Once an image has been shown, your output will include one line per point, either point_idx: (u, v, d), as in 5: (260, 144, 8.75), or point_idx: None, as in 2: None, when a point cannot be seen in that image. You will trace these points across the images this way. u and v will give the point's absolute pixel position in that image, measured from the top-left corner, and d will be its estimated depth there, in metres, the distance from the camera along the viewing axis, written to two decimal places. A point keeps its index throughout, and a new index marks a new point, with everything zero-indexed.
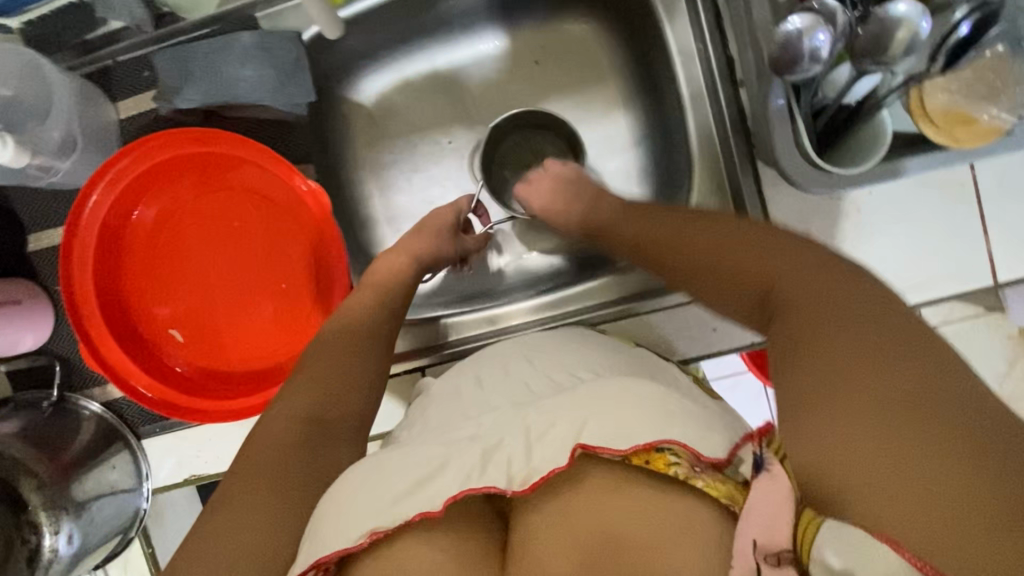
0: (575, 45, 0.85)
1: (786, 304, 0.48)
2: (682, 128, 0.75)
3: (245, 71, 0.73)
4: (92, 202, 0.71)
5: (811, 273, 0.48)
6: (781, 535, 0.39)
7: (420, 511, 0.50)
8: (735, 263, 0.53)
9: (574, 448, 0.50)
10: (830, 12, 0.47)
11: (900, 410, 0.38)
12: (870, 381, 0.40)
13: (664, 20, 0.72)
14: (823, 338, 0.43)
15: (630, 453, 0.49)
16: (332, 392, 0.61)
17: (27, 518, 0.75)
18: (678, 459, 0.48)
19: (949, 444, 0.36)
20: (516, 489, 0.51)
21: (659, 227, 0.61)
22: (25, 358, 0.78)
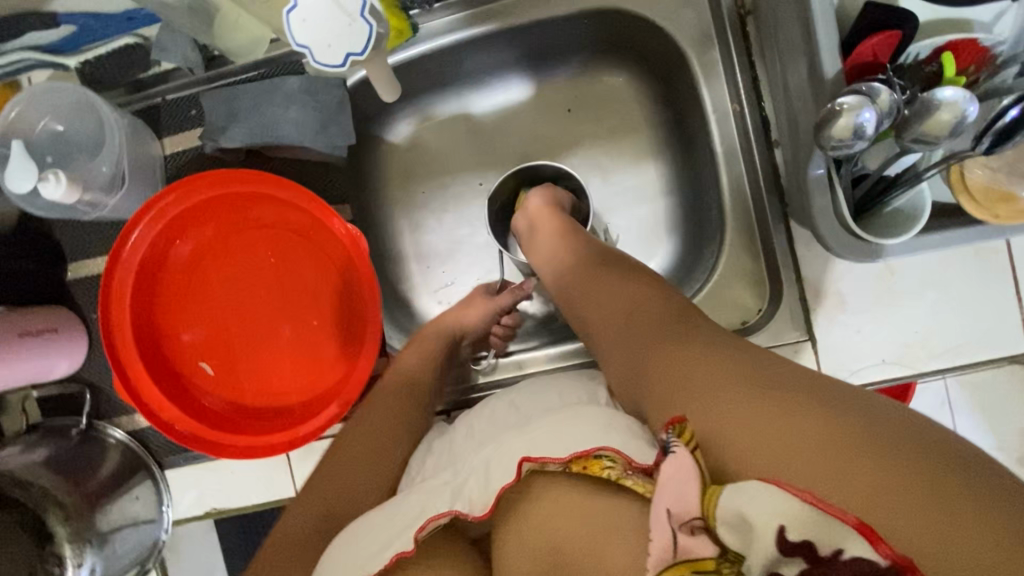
0: (609, 96, 0.86)
1: (671, 337, 0.52)
2: (713, 183, 0.76)
3: (289, 113, 0.75)
4: (133, 237, 0.72)
5: (689, 320, 0.54)
6: (691, 500, 0.37)
7: (397, 551, 0.51)
8: (624, 307, 0.59)
9: (522, 461, 0.50)
10: (876, 93, 0.48)
11: (794, 400, 0.42)
12: (763, 382, 0.44)
13: (701, 81, 0.73)
14: (713, 360, 0.48)
15: (568, 460, 0.49)
16: (363, 451, 0.64)
17: (52, 549, 0.72)
18: (613, 463, 0.48)
19: (832, 416, 0.40)
20: (476, 512, 0.52)
21: (611, 276, 0.63)
22: (57, 384, 0.79)
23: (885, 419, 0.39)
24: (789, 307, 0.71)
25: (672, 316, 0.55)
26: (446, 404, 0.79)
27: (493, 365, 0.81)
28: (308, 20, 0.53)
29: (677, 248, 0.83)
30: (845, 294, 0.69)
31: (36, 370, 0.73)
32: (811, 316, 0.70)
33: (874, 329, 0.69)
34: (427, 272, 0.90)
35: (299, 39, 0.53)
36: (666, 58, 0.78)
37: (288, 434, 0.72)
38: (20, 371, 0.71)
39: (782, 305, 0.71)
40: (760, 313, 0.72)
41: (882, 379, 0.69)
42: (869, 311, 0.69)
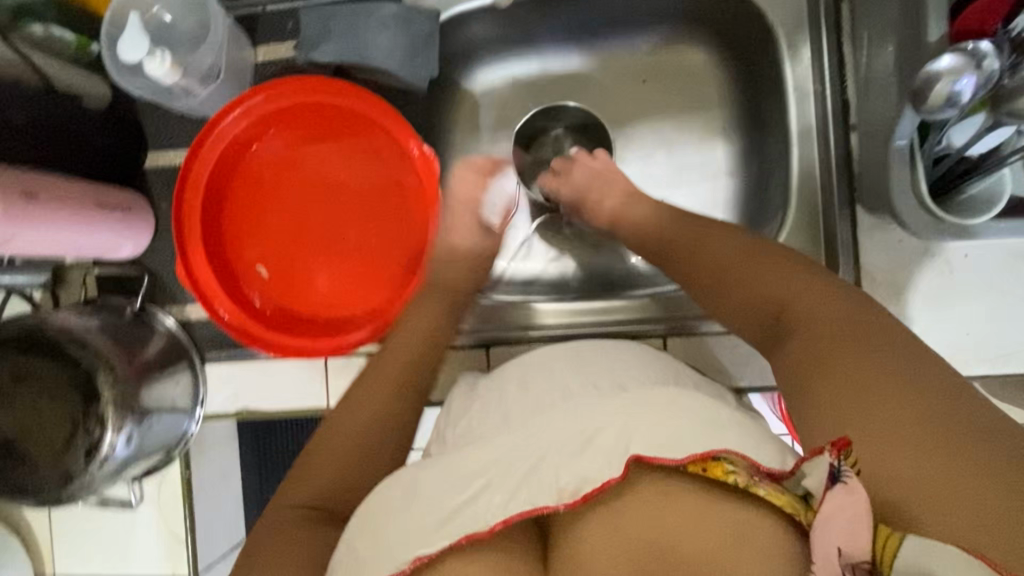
0: (687, 72, 0.87)
1: (803, 317, 0.53)
2: (783, 162, 0.77)
3: (382, 37, 0.78)
4: (221, 127, 0.75)
5: (843, 307, 0.52)
6: (863, 544, 0.39)
7: (466, 533, 0.48)
8: (741, 275, 0.59)
9: (631, 457, 0.49)
10: (981, 56, 0.48)
11: (930, 416, 0.43)
12: (921, 406, 0.44)
13: (786, 58, 0.74)
14: (876, 367, 0.47)
15: (686, 462, 0.48)
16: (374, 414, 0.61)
17: (96, 410, 0.68)
18: (735, 468, 0.48)
19: (978, 441, 0.41)
20: (563, 502, 0.49)
21: (717, 238, 0.64)
22: (118, 265, 0.83)
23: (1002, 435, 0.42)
24: None
25: (817, 296, 0.54)
26: (475, 342, 0.81)
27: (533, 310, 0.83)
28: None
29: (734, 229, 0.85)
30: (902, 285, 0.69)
31: (106, 244, 0.76)
32: None
33: (926, 323, 0.69)
34: None
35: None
36: (754, 36, 0.78)
37: (333, 340, 0.73)
38: (92, 240, 0.74)
39: None
40: None
41: None
42: (923, 304, 0.69)
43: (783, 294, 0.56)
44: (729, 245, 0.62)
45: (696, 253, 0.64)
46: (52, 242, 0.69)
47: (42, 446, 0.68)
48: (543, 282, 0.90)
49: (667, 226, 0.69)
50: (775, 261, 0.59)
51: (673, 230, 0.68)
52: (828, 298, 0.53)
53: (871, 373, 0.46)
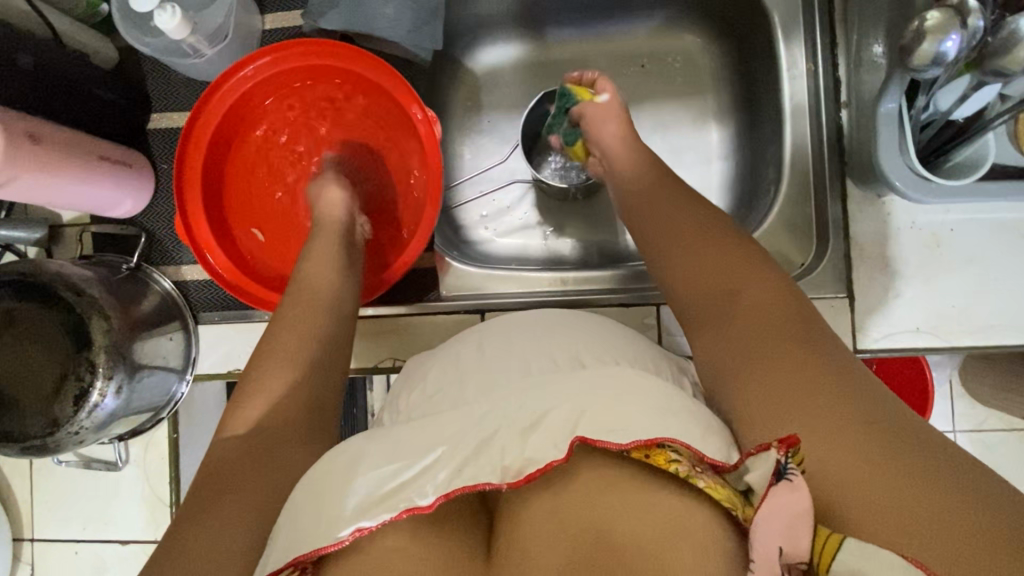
0: (683, 57, 0.89)
1: (751, 308, 0.53)
2: (776, 142, 0.78)
3: (387, 8, 0.80)
4: (228, 86, 0.76)
5: (786, 305, 0.52)
6: (802, 546, 0.39)
7: (406, 508, 0.46)
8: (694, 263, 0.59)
9: (574, 439, 0.46)
10: (968, 13, 0.50)
11: (865, 418, 0.44)
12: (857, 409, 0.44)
13: (781, 38, 0.76)
14: (815, 370, 0.47)
15: (630, 446, 0.46)
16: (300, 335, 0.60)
17: (88, 356, 0.68)
18: (679, 457, 0.45)
19: (911, 444, 0.42)
20: (506, 481, 0.47)
21: (673, 222, 0.63)
22: (115, 224, 0.84)
23: (932, 439, 0.42)
24: (831, 264, 0.72)
25: (765, 291, 0.53)
26: (473, 301, 0.82)
27: (527, 278, 0.84)
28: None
29: (727, 210, 0.86)
30: (889, 259, 0.71)
31: (107, 199, 0.77)
32: (853, 276, 0.71)
33: (913, 297, 0.70)
34: (479, 193, 0.94)
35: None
36: (749, 20, 0.81)
37: None
38: (94, 192, 0.75)
39: (824, 262, 0.72)
40: (802, 267, 0.73)
41: (913, 348, 0.70)
42: (910, 278, 0.70)
43: (736, 286, 0.55)
44: (686, 231, 0.61)
45: (655, 235, 0.64)
46: (55, 188, 0.69)
47: (30, 393, 0.68)
48: (538, 257, 0.91)
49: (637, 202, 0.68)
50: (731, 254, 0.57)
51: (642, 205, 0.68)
52: (774, 295, 0.53)
53: (810, 374, 0.47)
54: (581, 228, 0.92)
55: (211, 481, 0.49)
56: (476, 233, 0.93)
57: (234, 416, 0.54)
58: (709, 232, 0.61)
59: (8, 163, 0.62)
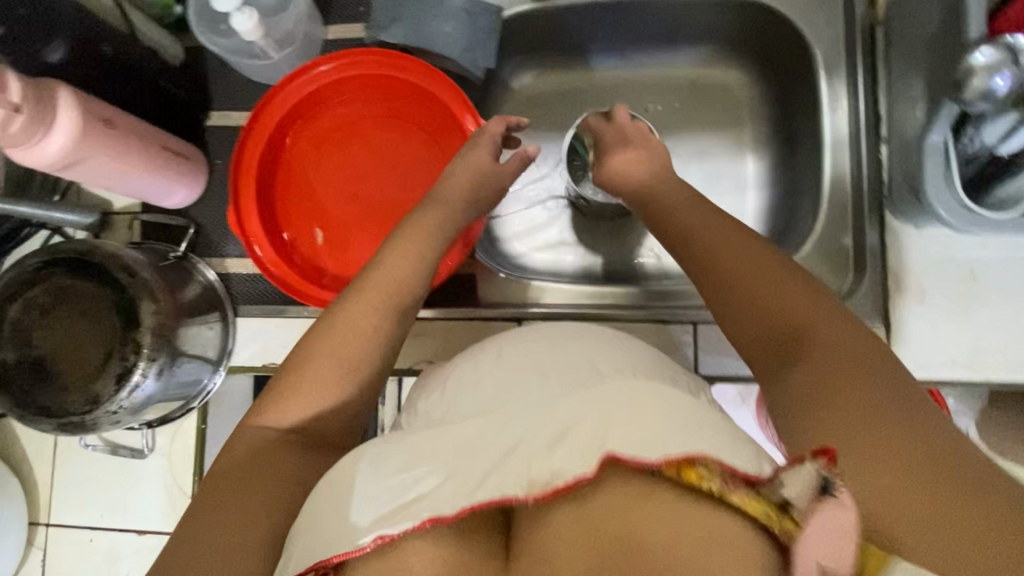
0: (723, 89, 0.92)
1: (805, 327, 0.50)
2: (814, 172, 0.80)
3: (446, 26, 0.84)
4: (290, 88, 0.79)
5: (846, 326, 0.49)
6: (845, 560, 0.36)
7: (429, 516, 0.43)
8: (748, 276, 0.55)
9: (605, 454, 0.42)
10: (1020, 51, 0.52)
11: (919, 438, 0.41)
12: (913, 432, 0.41)
13: (823, 74, 0.79)
14: (871, 388, 0.44)
15: (661, 463, 0.41)
16: (363, 334, 0.59)
17: (134, 336, 0.68)
18: (713, 473, 0.40)
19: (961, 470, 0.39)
20: (529, 494, 0.43)
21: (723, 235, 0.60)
22: (165, 214, 0.86)
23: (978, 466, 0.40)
24: (869, 293, 0.73)
25: (827, 312, 0.50)
26: (507, 308, 0.83)
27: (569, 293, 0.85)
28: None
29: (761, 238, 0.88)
30: (925, 292, 0.72)
31: (164, 188, 0.79)
32: (890, 306, 0.73)
33: (949, 329, 0.71)
34: (520, 208, 0.96)
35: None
36: (791, 57, 0.84)
37: None
38: (154, 180, 0.77)
39: (862, 290, 0.73)
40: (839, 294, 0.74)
41: (948, 380, 0.71)
42: (945, 311, 0.71)
43: (789, 301, 0.52)
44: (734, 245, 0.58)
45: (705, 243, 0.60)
46: (118, 172, 0.72)
47: (73, 369, 0.68)
48: (574, 273, 0.93)
49: (687, 226, 0.63)
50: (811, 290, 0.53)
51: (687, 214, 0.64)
52: (827, 313, 0.50)
53: (869, 391, 0.44)
54: (616, 248, 0.94)
55: (230, 478, 0.51)
56: (511, 245, 0.95)
57: (250, 422, 0.55)
58: (758, 251, 0.57)
59: (82, 144, 0.65)
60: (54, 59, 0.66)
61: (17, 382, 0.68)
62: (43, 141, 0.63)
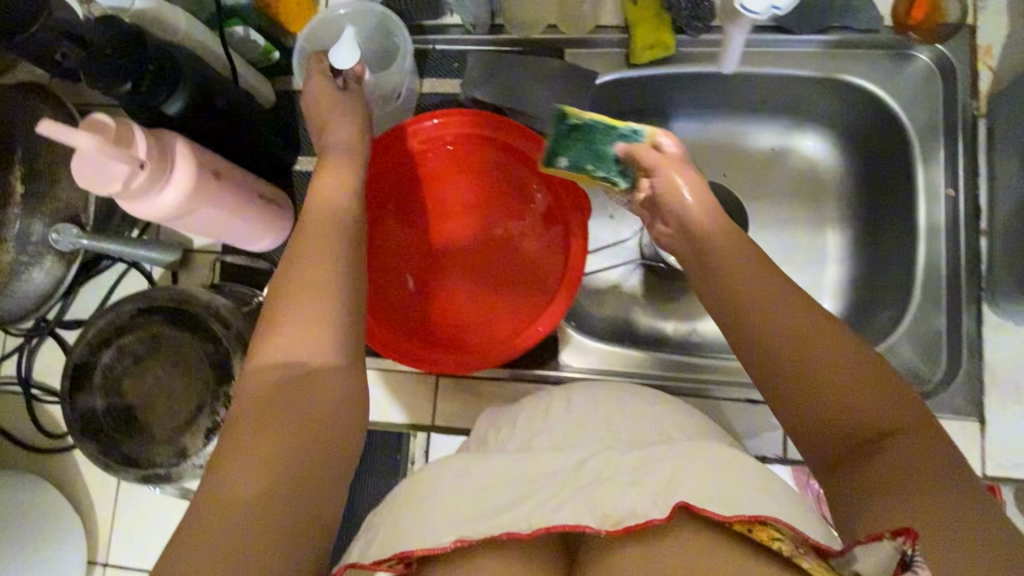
0: (804, 161, 0.92)
1: (863, 407, 0.48)
2: (906, 256, 0.79)
3: (543, 88, 0.84)
4: (385, 142, 0.79)
5: (896, 404, 0.48)
6: None
7: (507, 529, 0.47)
8: (795, 338, 0.51)
9: (676, 504, 0.45)
10: None
11: (969, 521, 0.42)
12: (977, 523, 0.42)
13: (920, 161, 0.79)
14: (941, 471, 0.45)
15: (733, 520, 0.44)
16: (318, 317, 0.53)
17: (226, 390, 0.67)
18: (781, 536, 0.44)
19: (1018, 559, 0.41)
20: (605, 528, 0.46)
21: (761, 286, 0.56)
22: (247, 256, 0.85)
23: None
24: (966, 385, 0.73)
25: (869, 384, 0.48)
26: (580, 370, 0.83)
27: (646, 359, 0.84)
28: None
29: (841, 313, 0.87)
30: (1020, 384, 0.73)
31: (255, 235, 0.79)
32: (982, 400, 0.73)
33: None
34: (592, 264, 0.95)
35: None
36: (882, 139, 0.84)
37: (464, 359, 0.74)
38: (247, 228, 0.76)
39: (959, 381, 0.74)
40: (933, 383, 0.74)
41: None
42: None
43: (838, 371, 0.49)
44: (779, 296, 0.54)
45: (750, 292, 0.56)
46: (218, 222, 0.71)
47: (163, 421, 0.68)
48: (646, 335, 0.91)
49: (730, 284, 0.58)
50: (829, 340, 0.50)
51: (732, 258, 0.60)
52: (879, 388, 0.48)
53: (929, 477, 0.45)
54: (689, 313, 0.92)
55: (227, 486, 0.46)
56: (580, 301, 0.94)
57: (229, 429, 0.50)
58: (804, 302, 0.53)
59: (192, 196, 0.65)
60: (171, 111, 0.65)
61: (105, 432, 0.67)
62: (159, 194, 0.62)
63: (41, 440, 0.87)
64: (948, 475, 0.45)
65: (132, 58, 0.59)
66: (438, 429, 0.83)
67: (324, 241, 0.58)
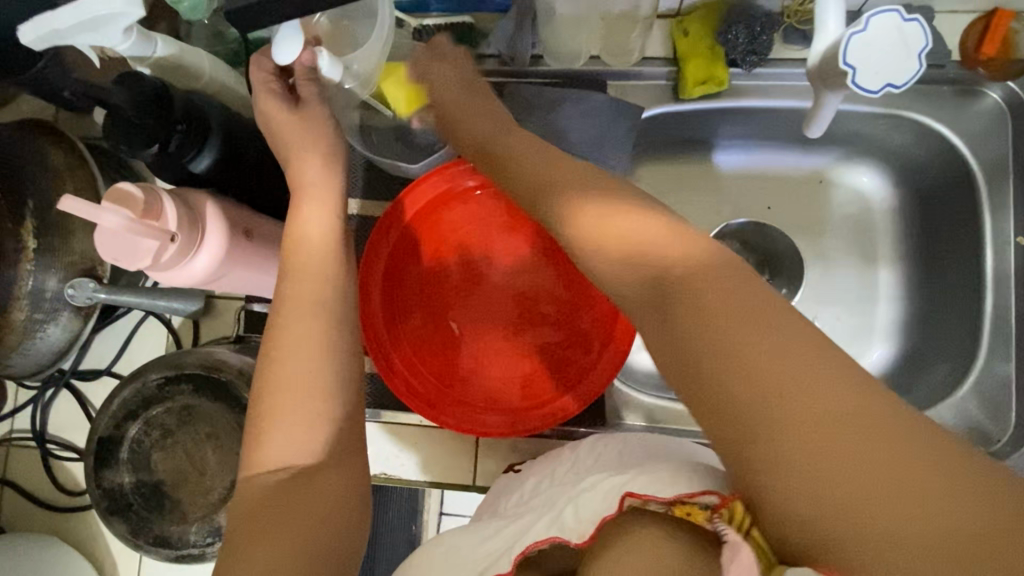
0: (853, 194, 0.87)
1: (715, 334, 0.38)
2: (971, 305, 0.76)
3: (582, 124, 0.80)
4: (423, 187, 0.75)
5: (756, 302, 0.38)
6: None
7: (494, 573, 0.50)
8: (720, 286, 0.40)
9: (622, 495, 0.46)
10: None
11: (907, 448, 0.32)
12: (848, 431, 0.33)
13: (987, 207, 0.75)
14: (841, 385, 0.34)
15: (670, 504, 0.43)
16: (302, 350, 0.53)
17: None
18: (710, 514, 0.41)
19: (935, 469, 0.32)
20: (574, 540, 0.47)
21: (637, 236, 0.45)
22: (271, 305, 0.80)
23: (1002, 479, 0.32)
24: None
25: (714, 293, 0.40)
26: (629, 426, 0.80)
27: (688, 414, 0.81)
28: (871, 46, 0.57)
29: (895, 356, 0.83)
30: None
31: None
32: None
33: None
34: None
35: (852, 60, 0.57)
36: (944, 178, 0.79)
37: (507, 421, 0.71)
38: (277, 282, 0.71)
39: None
40: (1001, 442, 0.71)
41: None
42: None
43: (688, 290, 0.41)
44: (696, 251, 0.43)
45: (619, 247, 0.46)
46: (249, 281, 0.66)
47: (196, 494, 0.64)
48: None
49: (591, 235, 0.48)
50: (764, 298, 0.39)
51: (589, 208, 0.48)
52: (742, 292, 0.39)
53: (818, 392, 0.34)
54: None
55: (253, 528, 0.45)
56: None
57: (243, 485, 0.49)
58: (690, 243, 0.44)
59: (224, 262, 0.60)
60: (199, 170, 0.59)
61: (136, 509, 0.64)
62: (189, 264, 0.57)
63: (60, 498, 0.83)
64: (824, 368, 0.35)
65: (154, 119, 0.54)
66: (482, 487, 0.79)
67: (311, 304, 0.55)
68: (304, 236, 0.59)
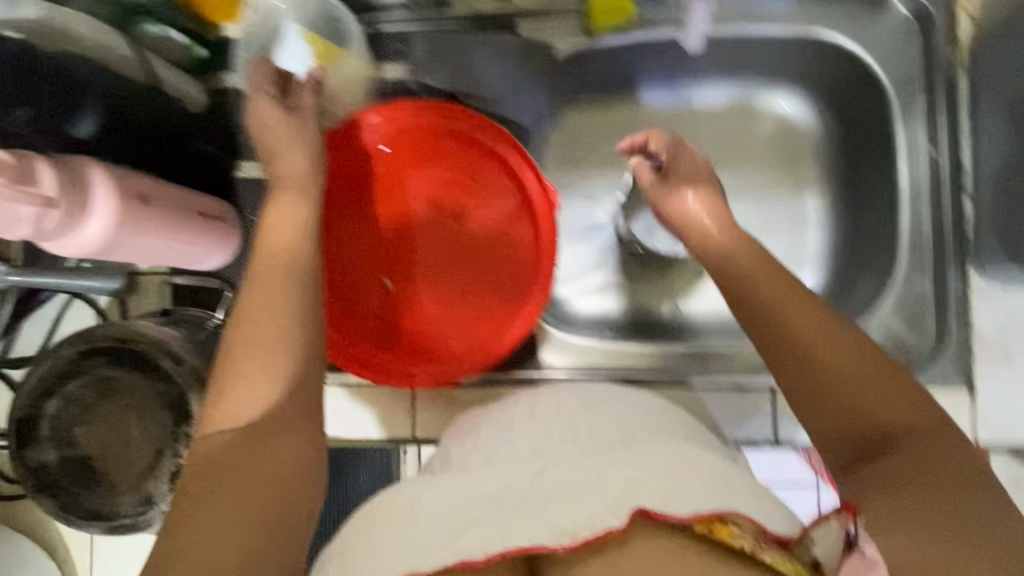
0: (777, 122, 0.87)
1: (836, 371, 0.50)
2: (889, 221, 0.77)
3: (496, 67, 0.78)
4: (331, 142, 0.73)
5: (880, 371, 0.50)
6: None
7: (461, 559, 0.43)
8: (806, 323, 0.53)
9: (636, 511, 0.43)
10: None
11: (932, 487, 0.44)
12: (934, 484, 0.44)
13: (899, 120, 0.75)
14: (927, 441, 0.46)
15: (692, 519, 0.43)
16: (283, 331, 0.52)
17: (187, 430, 0.63)
18: (741, 531, 0.43)
19: (963, 513, 0.42)
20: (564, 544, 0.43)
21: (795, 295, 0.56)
22: (195, 276, 0.79)
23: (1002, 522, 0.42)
24: (955, 352, 0.71)
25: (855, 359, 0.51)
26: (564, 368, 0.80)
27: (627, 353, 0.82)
28: None
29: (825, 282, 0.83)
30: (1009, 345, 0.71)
31: (198, 256, 0.73)
32: (973, 368, 0.71)
33: None
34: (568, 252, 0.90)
35: None
36: (860, 96, 0.79)
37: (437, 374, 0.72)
38: (189, 249, 0.70)
39: (949, 349, 0.71)
40: (922, 352, 0.72)
41: None
42: None
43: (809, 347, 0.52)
44: (779, 287, 0.57)
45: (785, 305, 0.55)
46: (156, 248, 0.65)
47: (123, 466, 0.64)
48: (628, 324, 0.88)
49: (751, 267, 0.60)
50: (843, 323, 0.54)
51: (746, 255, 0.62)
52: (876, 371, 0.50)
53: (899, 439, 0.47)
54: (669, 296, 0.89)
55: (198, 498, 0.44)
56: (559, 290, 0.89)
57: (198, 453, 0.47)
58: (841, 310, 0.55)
59: (122, 228, 0.59)
60: (82, 135, 0.59)
61: (61, 486, 0.63)
62: (79, 229, 0.56)
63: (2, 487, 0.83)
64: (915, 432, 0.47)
65: (19, 84, 0.53)
66: (421, 441, 0.80)
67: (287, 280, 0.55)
68: (274, 224, 0.59)
